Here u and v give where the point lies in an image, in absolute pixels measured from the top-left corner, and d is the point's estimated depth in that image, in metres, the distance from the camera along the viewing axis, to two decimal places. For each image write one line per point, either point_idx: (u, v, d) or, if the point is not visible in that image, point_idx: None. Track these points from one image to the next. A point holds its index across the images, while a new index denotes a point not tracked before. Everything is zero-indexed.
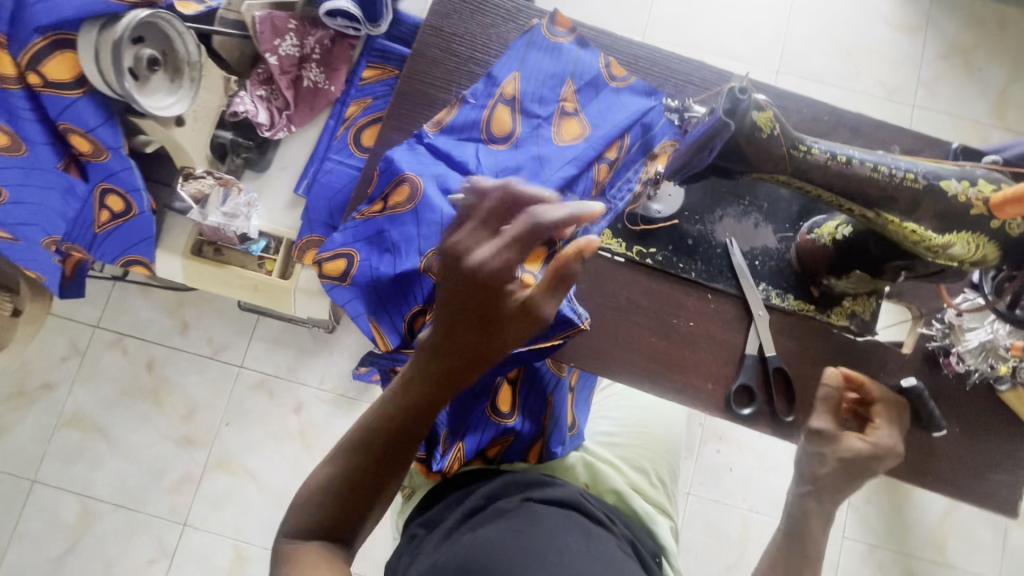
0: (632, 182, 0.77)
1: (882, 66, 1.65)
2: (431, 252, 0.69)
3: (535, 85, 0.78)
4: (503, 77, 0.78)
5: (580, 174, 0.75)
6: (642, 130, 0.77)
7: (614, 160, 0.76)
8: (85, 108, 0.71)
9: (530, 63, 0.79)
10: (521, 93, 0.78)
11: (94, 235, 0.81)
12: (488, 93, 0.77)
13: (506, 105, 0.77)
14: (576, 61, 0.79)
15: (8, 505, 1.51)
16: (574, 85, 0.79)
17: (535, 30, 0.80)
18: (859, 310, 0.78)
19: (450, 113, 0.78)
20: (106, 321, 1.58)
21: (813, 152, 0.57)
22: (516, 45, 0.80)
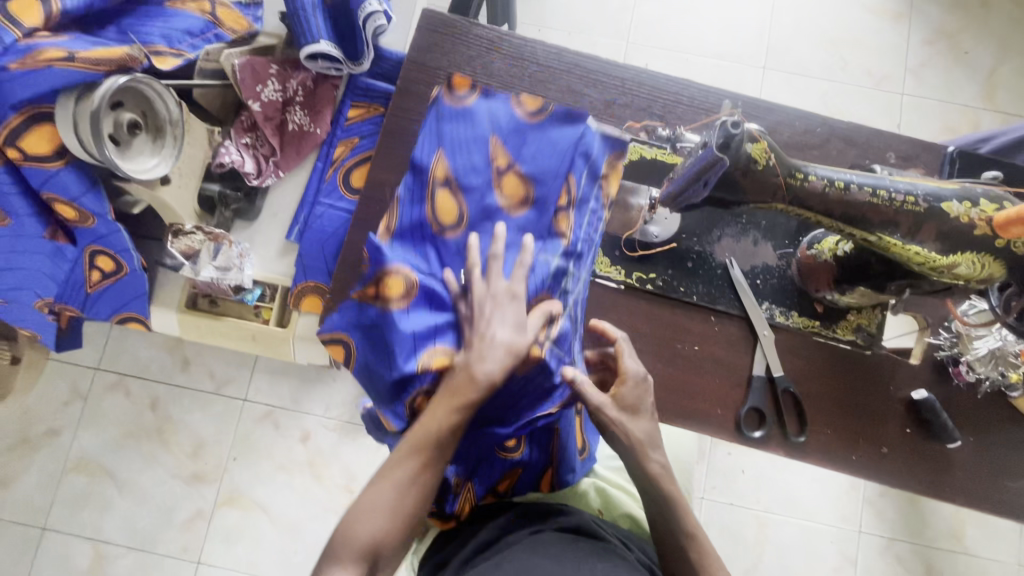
0: (597, 212, 0.74)
1: (870, 56, 1.64)
2: (434, 350, 0.63)
3: (463, 157, 0.72)
4: (427, 160, 0.72)
5: (546, 239, 0.71)
6: (590, 168, 0.74)
7: (570, 204, 0.72)
8: (69, 179, 0.70)
9: (447, 134, 0.73)
10: (455, 171, 0.72)
11: (86, 295, 0.80)
12: (419, 185, 0.71)
13: (445, 188, 0.71)
14: (489, 115, 0.74)
15: (19, 554, 1.50)
16: (499, 139, 0.74)
17: (439, 103, 0.75)
18: (864, 323, 0.77)
19: (391, 220, 0.70)
20: (107, 363, 1.57)
21: (810, 179, 0.56)
22: (425, 124, 0.74)
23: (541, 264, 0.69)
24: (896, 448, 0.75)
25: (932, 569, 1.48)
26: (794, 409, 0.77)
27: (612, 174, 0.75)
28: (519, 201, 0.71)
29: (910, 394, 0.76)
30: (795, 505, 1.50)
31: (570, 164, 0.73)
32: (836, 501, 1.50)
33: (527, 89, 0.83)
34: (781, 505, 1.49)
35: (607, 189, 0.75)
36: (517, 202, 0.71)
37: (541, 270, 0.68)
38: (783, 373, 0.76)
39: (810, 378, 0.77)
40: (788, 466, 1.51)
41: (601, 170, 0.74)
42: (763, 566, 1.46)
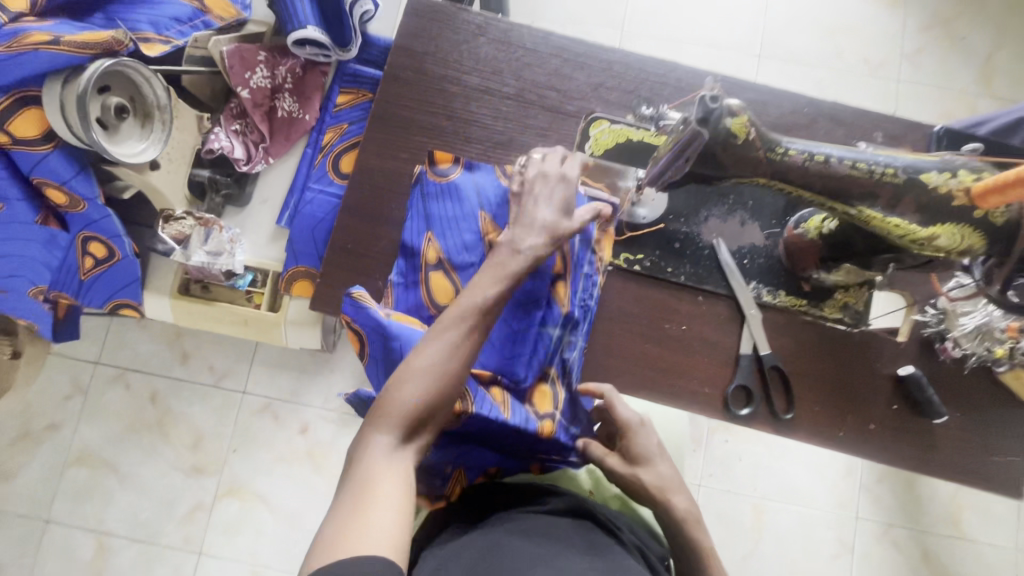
0: (593, 277, 0.76)
1: (865, 43, 1.64)
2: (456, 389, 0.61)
3: (455, 236, 0.75)
4: (421, 242, 0.75)
5: (547, 309, 0.72)
6: (585, 239, 0.76)
7: (566, 271, 0.74)
8: (57, 163, 0.71)
9: (435, 217, 0.76)
10: (445, 252, 0.74)
11: (80, 281, 0.81)
12: (413, 267, 0.74)
13: (437, 271, 0.74)
14: (477, 192, 0.77)
15: (23, 546, 1.51)
16: (487, 214, 0.76)
17: (423, 179, 0.78)
18: (851, 301, 0.78)
19: (388, 304, 0.74)
20: (106, 357, 1.58)
21: (790, 153, 0.57)
22: (413, 205, 0.77)
23: (541, 335, 0.71)
24: (883, 425, 0.76)
25: (929, 554, 1.49)
26: (782, 388, 0.77)
27: (603, 238, 0.78)
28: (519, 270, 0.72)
29: (897, 370, 0.77)
30: (793, 492, 1.50)
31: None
32: (833, 488, 1.50)
33: (514, 73, 0.83)
34: (778, 491, 1.50)
35: (601, 255, 0.78)
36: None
37: (540, 338, 0.71)
38: (771, 351, 0.77)
39: (797, 356, 0.78)
40: (784, 453, 1.51)
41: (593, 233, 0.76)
42: (760, 552, 1.47)
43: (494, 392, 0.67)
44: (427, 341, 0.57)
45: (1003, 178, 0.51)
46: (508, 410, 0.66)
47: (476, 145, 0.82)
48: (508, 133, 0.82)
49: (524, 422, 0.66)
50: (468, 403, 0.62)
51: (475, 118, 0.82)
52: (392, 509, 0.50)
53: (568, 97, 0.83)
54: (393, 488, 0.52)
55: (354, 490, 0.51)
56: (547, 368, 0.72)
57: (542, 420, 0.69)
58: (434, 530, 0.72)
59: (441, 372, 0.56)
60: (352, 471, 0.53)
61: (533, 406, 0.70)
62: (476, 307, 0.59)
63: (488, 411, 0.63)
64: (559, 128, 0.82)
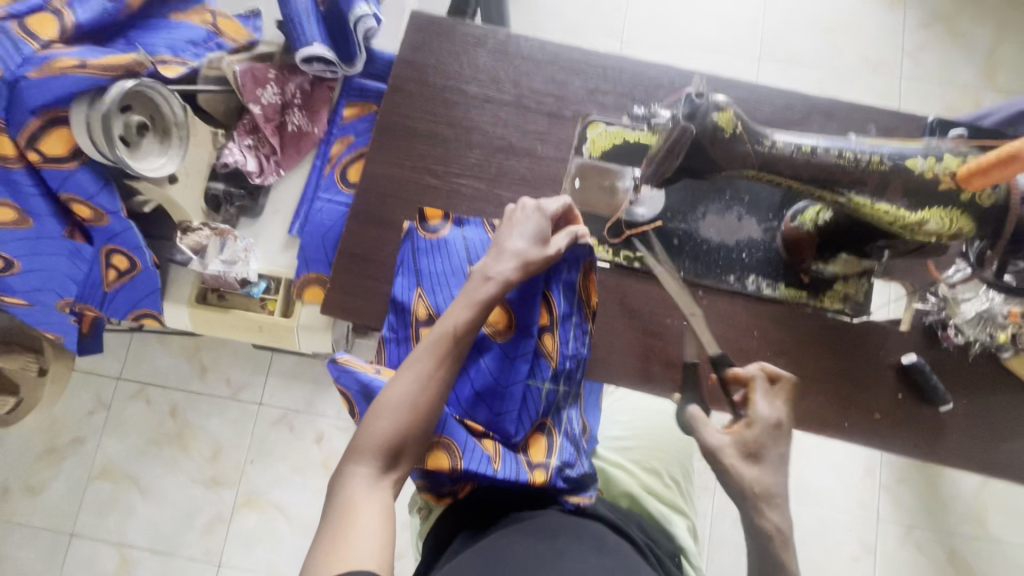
0: (580, 328, 0.78)
1: (863, 42, 1.65)
2: (450, 440, 0.67)
3: (444, 293, 0.76)
4: (410, 300, 0.76)
5: (535, 363, 0.75)
6: (568, 287, 0.76)
7: (553, 323, 0.76)
8: (84, 178, 0.76)
9: (425, 272, 0.77)
10: (434, 309, 0.76)
11: (104, 293, 0.85)
12: (404, 323, 0.76)
13: (427, 326, 0.75)
14: (465, 246, 0.79)
15: (50, 559, 1.55)
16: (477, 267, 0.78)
17: (413, 236, 0.79)
18: (851, 292, 0.78)
19: (381, 359, 0.76)
20: (129, 372, 1.63)
21: (778, 144, 0.59)
22: (403, 259, 0.79)
23: (528, 391, 0.75)
24: (888, 414, 0.76)
25: (953, 555, 1.46)
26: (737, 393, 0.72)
27: (588, 281, 0.78)
28: (506, 328, 0.74)
29: (900, 359, 0.77)
30: (811, 493, 1.48)
31: (543, 282, 0.75)
32: (851, 488, 1.48)
33: (512, 81, 0.86)
34: (795, 492, 1.48)
35: (588, 300, 0.78)
36: (501, 330, 0.74)
37: (529, 394, 0.75)
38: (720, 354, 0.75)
39: (798, 348, 0.78)
40: (800, 453, 1.50)
41: (578, 279, 0.77)
42: None
43: (487, 443, 0.71)
44: (399, 374, 0.63)
45: (982, 161, 0.53)
46: (499, 460, 0.70)
47: (477, 151, 0.85)
48: (507, 139, 0.85)
49: (514, 474, 0.70)
50: (456, 458, 0.67)
51: (475, 125, 0.85)
52: (371, 537, 0.54)
53: (565, 103, 0.86)
54: (371, 518, 0.56)
55: (337, 523, 0.56)
56: (541, 420, 0.76)
57: (534, 470, 0.72)
58: (439, 544, 0.73)
59: (412, 401, 0.61)
60: (334, 504, 0.58)
61: (527, 455, 0.73)
62: (445, 335, 0.64)
63: (476, 466, 0.68)
64: (558, 132, 0.85)
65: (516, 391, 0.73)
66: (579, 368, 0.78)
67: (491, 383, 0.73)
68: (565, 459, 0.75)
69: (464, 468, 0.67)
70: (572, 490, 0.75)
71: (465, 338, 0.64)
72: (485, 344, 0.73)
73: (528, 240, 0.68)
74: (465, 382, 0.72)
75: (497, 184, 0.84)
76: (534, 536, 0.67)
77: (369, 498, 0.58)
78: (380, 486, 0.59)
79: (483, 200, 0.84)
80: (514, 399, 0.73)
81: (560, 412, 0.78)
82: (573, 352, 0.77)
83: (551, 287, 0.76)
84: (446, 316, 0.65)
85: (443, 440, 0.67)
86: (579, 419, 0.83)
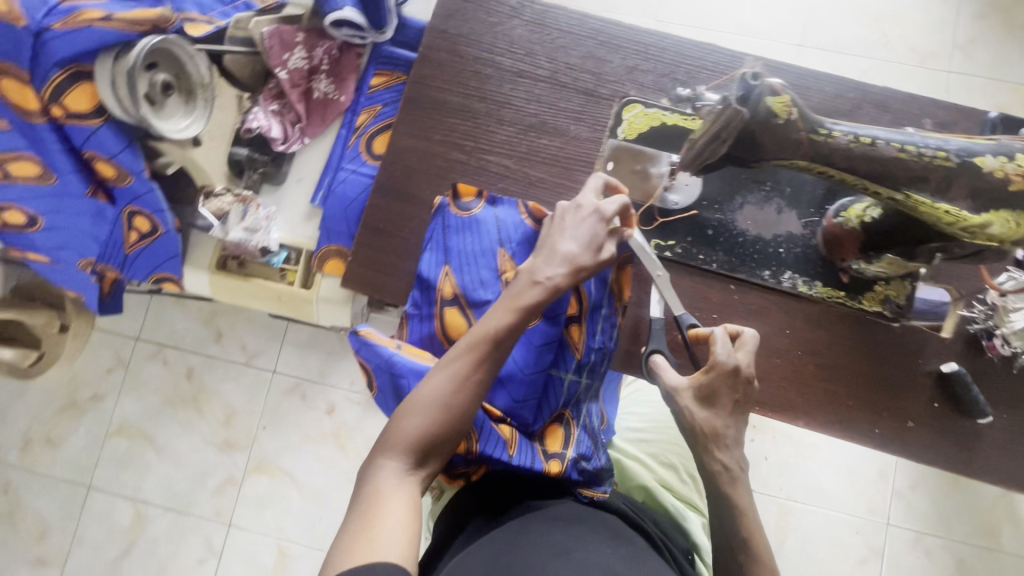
0: (610, 321, 0.76)
1: (913, 31, 1.56)
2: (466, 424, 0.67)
3: (472, 272, 0.74)
4: (436, 277, 0.75)
5: (560, 352, 0.74)
6: (600, 280, 0.75)
7: (581, 313, 0.74)
8: (106, 136, 0.74)
9: (453, 249, 0.76)
10: (461, 289, 0.74)
11: (125, 255, 0.85)
12: (429, 300, 0.74)
13: (454, 306, 0.74)
14: (497, 226, 0.76)
15: (67, 509, 1.60)
16: (507, 250, 0.75)
17: (444, 212, 0.77)
18: (892, 294, 0.75)
19: (404, 334, 0.76)
20: (147, 333, 1.65)
21: (834, 135, 0.55)
22: (433, 235, 0.77)
23: (551, 380, 0.74)
24: (923, 422, 0.73)
25: (965, 566, 1.43)
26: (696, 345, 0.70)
27: (622, 277, 0.77)
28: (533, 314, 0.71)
29: (939, 366, 0.74)
30: (821, 494, 1.46)
31: None
32: (863, 491, 1.46)
33: (548, 55, 0.82)
34: (805, 492, 1.47)
35: (620, 296, 0.77)
36: None
37: (553, 385, 0.74)
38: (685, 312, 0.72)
39: (832, 349, 0.75)
40: (812, 454, 1.48)
41: (611, 274, 0.76)
42: (785, 554, 1.44)
43: (503, 428, 0.70)
44: (436, 370, 0.61)
45: None
46: (514, 447, 0.69)
47: (509, 128, 0.82)
48: (539, 117, 0.82)
49: (529, 462, 0.70)
50: (473, 442, 0.67)
51: (507, 100, 0.82)
52: (398, 526, 0.53)
53: (602, 81, 0.82)
54: (398, 510, 0.55)
55: (363, 513, 0.54)
56: (561, 410, 0.75)
57: (549, 460, 0.71)
58: (451, 527, 0.72)
59: (448, 400, 0.60)
60: (361, 494, 0.57)
61: (544, 444, 0.72)
62: (485, 337, 0.61)
63: (491, 449, 0.67)
64: (593, 111, 0.81)
65: (538, 380, 0.72)
66: (604, 362, 0.76)
67: (513, 370, 0.71)
68: (581, 453, 0.74)
69: (479, 452, 0.67)
70: (587, 483, 0.74)
71: (506, 342, 0.62)
72: None
73: (580, 244, 0.66)
74: None
75: (527, 163, 0.81)
76: (548, 524, 0.66)
77: (396, 493, 0.57)
78: (408, 481, 0.58)
79: (511, 178, 0.81)
80: (535, 387, 0.72)
81: (581, 404, 0.76)
82: (602, 346, 0.76)
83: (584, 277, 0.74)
84: (487, 317, 0.63)
85: None
86: (598, 415, 0.81)
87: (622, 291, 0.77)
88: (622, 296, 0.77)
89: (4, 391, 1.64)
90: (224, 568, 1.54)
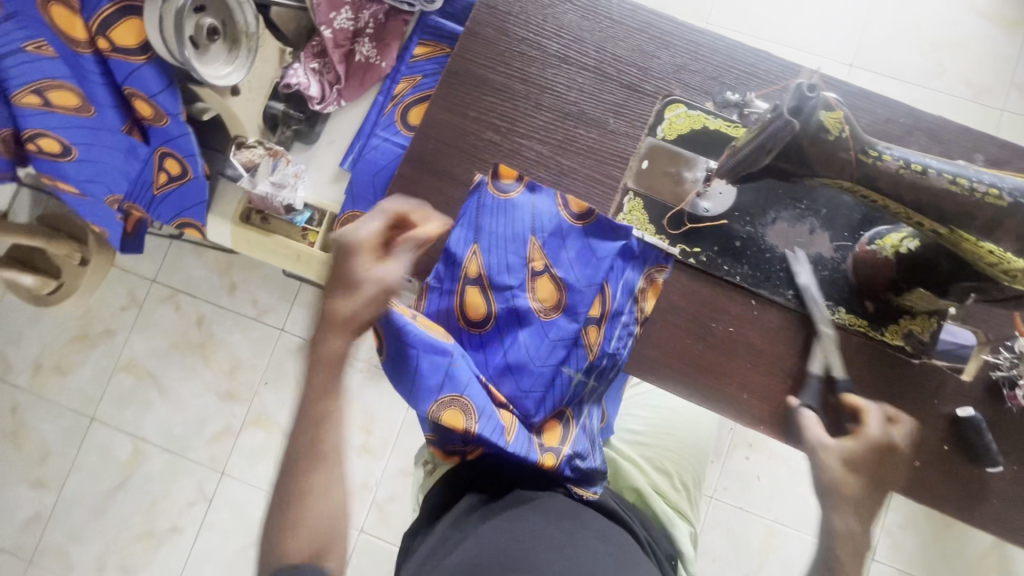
0: (629, 326, 0.75)
1: (971, 64, 1.51)
2: (467, 402, 0.67)
3: (499, 256, 0.75)
4: (459, 253, 0.76)
5: (573, 350, 0.74)
6: (625, 283, 0.75)
7: (602, 316, 0.74)
8: (150, 74, 0.74)
9: (485, 230, 0.76)
10: (487, 269, 0.75)
11: (152, 196, 0.87)
12: (452, 276, 0.75)
13: (475, 285, 0.75)
14: (533, 215, 0.76)
15: (69, 437, 1.64)
16: (538, 240, 0.75)
17: (482, 190, 0.77)
18: (916, 329, 0.73)
19: (421, 305, 0.77)
20: (162, 277, 1.67)
21: (884, 158, 0.53)
22: (467, 211, 0.77)
23: (557, 373, 0.74)
24: (930, 464, 0.72)
25: None
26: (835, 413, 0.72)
27: (649, 288, 0.75)
28: (552, 308, 0.74)
29: (954, 411, 0.72)
30: (809, 521, 1.45)
31: (605, 272, 0.74)
32: None
33: (596, 43, 0.80)
34: (793, 517, 1.46)
35: (643, 304, 0.75)
36: (548, 309, 0.74)
37: (558, 382, 0.74)
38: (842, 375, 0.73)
39: (848, 378, 0.74)
40: (805, 480, 1.47)
41: (637, 282, 0.75)
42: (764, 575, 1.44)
43: (503, 414, 0.70)
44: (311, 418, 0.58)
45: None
46: (511, 434, 0.69)
47: (546, 113, 0.80)
48: (579, 106, 0.80)
49: (524, 451, 0.69)
50: (470, 420, 0.66)
51: (549, 85, 0.80)
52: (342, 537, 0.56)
53: (648, 76, 0.80)
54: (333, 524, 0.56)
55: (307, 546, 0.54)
56: (563, 407, 0.75)
57: (544, 452, 0.70)
58: (444, 504, 0.72)
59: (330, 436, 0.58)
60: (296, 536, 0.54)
61: (540, 437, 0.72)
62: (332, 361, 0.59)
63: (488, 434, 0.66)
64: (635, 106, 0.80)
65: (543, 374, 0.73)
66: (614, 369, 0.76)
67: (524, 359, 0.73)
68: (576, 452, 0.73)
69: (476, 433, 0.66)
70: (579, 481, 0.74)
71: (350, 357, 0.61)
72: (527, 317, 0.74)
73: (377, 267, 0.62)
74: (498, 350, 0.74)
75: (561, 152, 0.80)
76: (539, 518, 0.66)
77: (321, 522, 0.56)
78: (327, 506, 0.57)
79: (542, 165, 0.80)
80: (541, 377, 0.73)
81: (582, 404, 0.76)
82: (616, 353, 0.75)
83: (610, 277, 0.74)
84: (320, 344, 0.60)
85: (461, 401, 0.67)
86: (600, 421, 0.80)
87: (647, 299, 0.75)
88: (646, 304, 0.75)
89: (20, 315, 1.68)
90: (212, 513, 1.57)
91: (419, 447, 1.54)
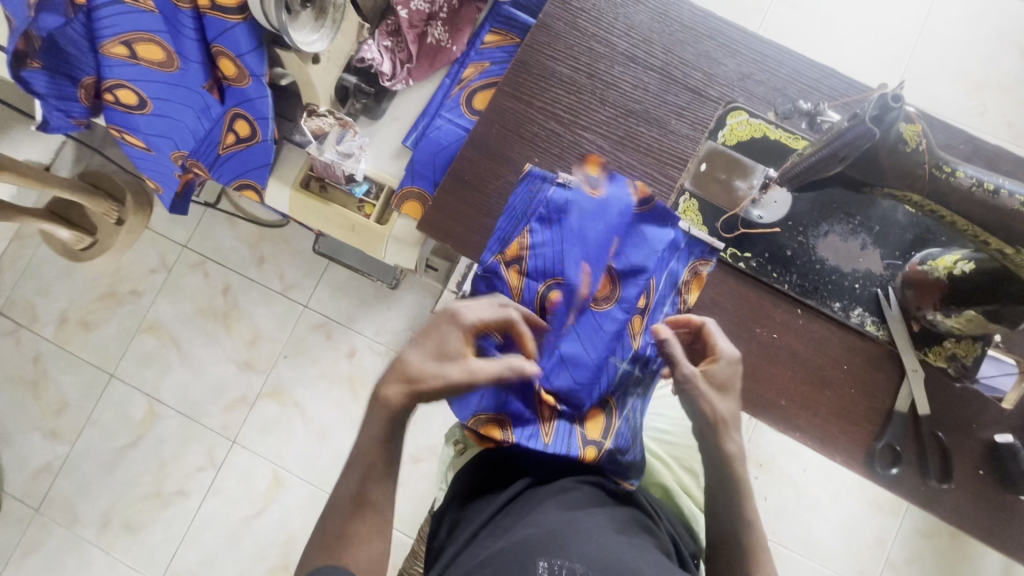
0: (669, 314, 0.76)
1: (1013, 105, 1.51)
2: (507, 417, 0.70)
3: (559, 248, 0.74)
4: (510, 236, 0.76)
5: (620, 340, 0.74)
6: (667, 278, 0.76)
7: (647, 307, 0.75)
8: (241, 35, 0.77)
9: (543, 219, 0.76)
10: (547, 260, 0.74)
11: (217, 155, 0.89)
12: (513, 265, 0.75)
13: (536, 277, 0.74)
14: (587, 207, 0.76)
15: (86, 392, 1.66)
16: (592, 233, 0.76)
17: (530, 180, 0.79)
18: (960, 353, 0.73)
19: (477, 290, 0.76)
20: (194, 243, 1.69)
21: (958, 174, 0.54)
22: (517, 202, 0.79)
23: (605, 363, 0.73)
24: (964, 488, 0.72)
25: None
26: (938, 455, 0.73)
27: (693, 281, 0.76)
28: (602, 299, 0.74)
29: (993, 436, 0.72)
30: (812, 548, 1.45)
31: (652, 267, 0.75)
32: (856, 554, 1.44)
33: (664, 46, 0.82)
34: (797, 542, 1.45)
35: (686, 297, 0.77)
36: (598, 300, 0.74)
37: (607, 373, 0.73)
38: (928, 414, 0.73)
39: (886, 395, 0.75)
40: (813, 506, 1.46)
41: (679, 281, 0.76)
42: None
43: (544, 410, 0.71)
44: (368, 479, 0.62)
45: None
46: (551, 436, 0.70)
47: (609, 109, 0.82)
48: (643, 105, 0.82)
49: (564, 449, 0.70)
50: (507, 430, 0.69)
51: (614, 82, 0.82)
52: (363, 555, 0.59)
53: (712, 82, 0.82)
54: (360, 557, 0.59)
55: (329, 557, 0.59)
56: (608, 397, 0.74)
57: (585, 446, 0.70)
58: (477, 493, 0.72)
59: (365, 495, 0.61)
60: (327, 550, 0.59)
61: (584, 428, 0.72)
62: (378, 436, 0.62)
63: (526, 441, 0.69)
64: (696, 110, 0.81)
65: (594, 365, 0.73)
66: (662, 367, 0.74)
67: (579, 353, 0.72)
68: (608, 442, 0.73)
69: (512, 440, 0.69)
70: (618, 472, 0.73)
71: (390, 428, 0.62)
72: (580, 308, 0.74)
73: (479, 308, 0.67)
74: (548, 342, 0.72)
75: (620, 147, 0.81)
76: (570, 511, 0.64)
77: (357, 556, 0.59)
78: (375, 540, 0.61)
79: (601, 158, 0.81)
80: (590, 367, 0.72)
81: (626, 395, 0.75)
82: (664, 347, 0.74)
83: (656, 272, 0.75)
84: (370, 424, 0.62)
85: (500, 415, 0.70)
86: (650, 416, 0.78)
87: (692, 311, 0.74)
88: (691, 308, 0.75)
89: (51, 268, 1.70)
90: (219, 480, 1.59)
91: (431, 435, 1.55)
